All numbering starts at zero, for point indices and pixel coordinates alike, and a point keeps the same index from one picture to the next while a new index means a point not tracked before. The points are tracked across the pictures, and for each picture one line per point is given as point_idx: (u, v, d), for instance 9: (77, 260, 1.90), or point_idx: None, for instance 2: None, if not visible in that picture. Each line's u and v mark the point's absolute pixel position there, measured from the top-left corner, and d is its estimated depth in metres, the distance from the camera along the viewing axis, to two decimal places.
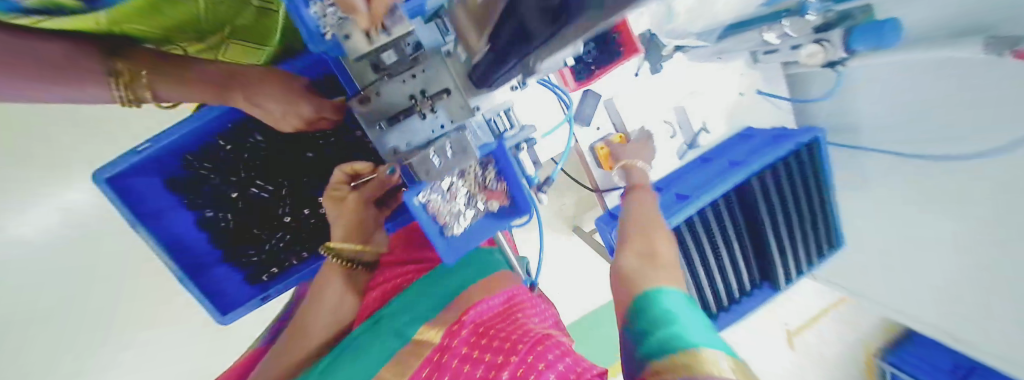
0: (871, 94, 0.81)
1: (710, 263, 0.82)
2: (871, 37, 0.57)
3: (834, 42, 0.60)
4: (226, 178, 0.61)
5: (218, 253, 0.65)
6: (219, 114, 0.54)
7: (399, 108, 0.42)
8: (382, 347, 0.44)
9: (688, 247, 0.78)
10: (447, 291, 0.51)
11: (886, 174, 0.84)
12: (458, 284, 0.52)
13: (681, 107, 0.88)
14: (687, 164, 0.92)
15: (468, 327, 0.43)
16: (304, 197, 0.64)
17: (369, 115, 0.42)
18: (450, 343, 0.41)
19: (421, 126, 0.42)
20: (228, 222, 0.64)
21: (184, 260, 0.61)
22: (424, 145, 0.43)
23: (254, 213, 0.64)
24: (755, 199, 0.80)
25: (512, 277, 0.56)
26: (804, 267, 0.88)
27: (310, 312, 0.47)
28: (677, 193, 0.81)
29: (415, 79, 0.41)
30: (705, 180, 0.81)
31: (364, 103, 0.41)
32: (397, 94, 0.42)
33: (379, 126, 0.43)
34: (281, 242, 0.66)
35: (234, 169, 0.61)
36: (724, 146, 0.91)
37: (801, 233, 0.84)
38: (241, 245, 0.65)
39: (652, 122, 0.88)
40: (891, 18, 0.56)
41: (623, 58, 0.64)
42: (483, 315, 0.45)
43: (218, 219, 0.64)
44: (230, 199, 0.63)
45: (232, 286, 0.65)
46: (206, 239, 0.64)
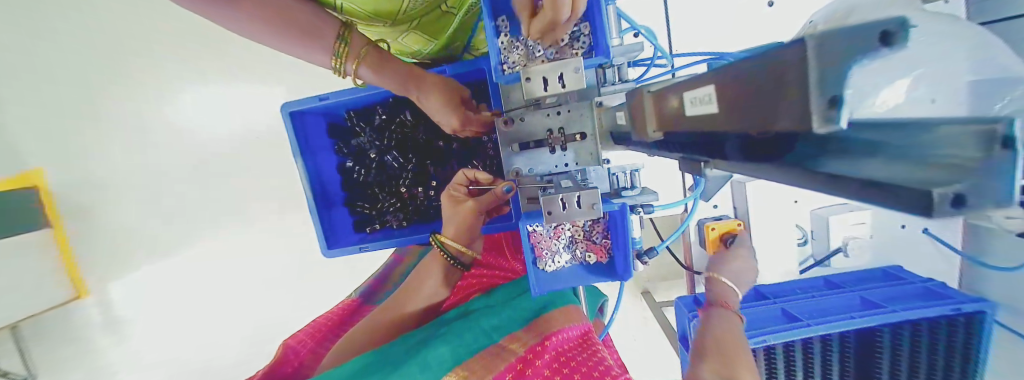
0: None
1: None
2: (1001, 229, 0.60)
3: None
4: (370, 140, 0.73)
5: (345, 195, 0.78)
6: (388, 91, 0.67)
7: (535, 137, 0.46)
8: (470, 336, 0.51)
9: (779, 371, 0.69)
10: (530, 308, 0.56)
11: None
12: (536, 305, 0.56)
13: (819, 215, 0.79)
14: (803, 278, 0.81)
15: (544, 365, 0.47)
16: (424, 175, 0.74)
17: (506, 137, 0.47)
18: (534, 361, 0.47)
19: (548, 158, 0.47)
20: (358, 175, 0.76)
21: (319, 191, 0.75)
22: (546, 178, 0.47)
23: (381, 174, 0.75)
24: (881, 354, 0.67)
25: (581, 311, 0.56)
26: None
27: (413, 289, 0.56)
28: (786, 309, 0.72)
29: (559, 116, 0.45)
30: (826, 309, 0.70)
31: (509, 124, 0.46)
32: (537, 127, 0.46)
33: (511, 149, 0.47)
34: (392, 205, 0.75)
35: (380, 136, 0.73)
36: (856, 275, 0.79)
37: None
38: (361, 195, 0.77)
39: (778, 220, 0.81)
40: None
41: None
42: (557, 354, 0.48)
43: (354, 170, 0.76)
44: (366, 157, 0.75)
45: (345, 224, 0.78)
46: (340, 180, 0.78)
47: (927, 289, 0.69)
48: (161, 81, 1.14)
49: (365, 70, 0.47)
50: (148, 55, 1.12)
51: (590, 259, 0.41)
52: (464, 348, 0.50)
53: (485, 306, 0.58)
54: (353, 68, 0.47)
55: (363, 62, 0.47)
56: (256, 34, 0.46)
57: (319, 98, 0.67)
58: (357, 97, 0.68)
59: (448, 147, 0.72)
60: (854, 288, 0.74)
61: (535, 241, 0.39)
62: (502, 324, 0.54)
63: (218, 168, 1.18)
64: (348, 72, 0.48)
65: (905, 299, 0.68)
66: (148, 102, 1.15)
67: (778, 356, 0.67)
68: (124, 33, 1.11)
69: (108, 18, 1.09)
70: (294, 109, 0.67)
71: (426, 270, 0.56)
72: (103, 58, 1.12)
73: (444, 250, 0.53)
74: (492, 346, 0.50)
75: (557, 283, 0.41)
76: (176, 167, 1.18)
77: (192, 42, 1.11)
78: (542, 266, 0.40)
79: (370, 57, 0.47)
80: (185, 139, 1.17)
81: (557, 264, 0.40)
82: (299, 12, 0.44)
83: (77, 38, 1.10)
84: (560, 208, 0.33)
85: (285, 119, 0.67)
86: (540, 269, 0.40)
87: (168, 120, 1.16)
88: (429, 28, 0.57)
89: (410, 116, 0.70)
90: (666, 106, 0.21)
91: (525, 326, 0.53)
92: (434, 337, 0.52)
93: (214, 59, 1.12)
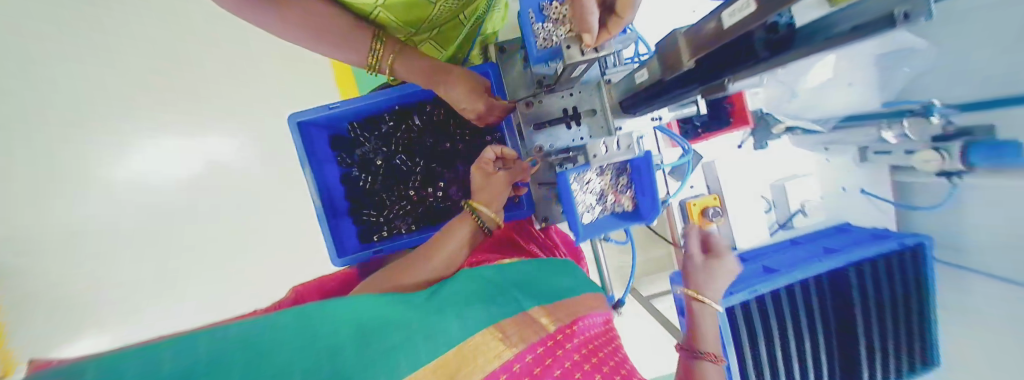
0: (980, 214, 0.73)
1: (786, 347, 0.78)
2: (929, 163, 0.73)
3: (954, 153, 0.64)
4: (377, 147, 0.76)
5: (350, 206, 0.79)
6: (395, 97, 0.71)
7: (551, 117, 0.52)
8: (504, 300, 0.51)
9: (770, 320, 0.77)
10: (555, 289, 0.58)
11: (986, 300, 0.74)
12: (552, 285, 0.59)
13: (780, 185, 0.92)
14: (772, 243, 0.93)
15: (573, 349, 0.46)
16: (432, 178, 0.77)
17: (527, 117, 0.52)
18: (564, 342, 0.46)
19: (565, 134, 0.53)
20: (365, 184, 0.78)
21: (326, 202, 0.75)
22: (563, 151, 0.54)
23: (389, 179, 0.77)
24: (853, 295, 0.77)
25: (604, 300, 0.62)
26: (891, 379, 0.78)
27: (436, 246, 0.60)
28: (765, 266, 0.83)
29: (571, 97, 0.52)
30: (798, 261, 0.81)
31: (529, 107, 0.52)
32: (553, 106, 0.53)
33: (528, 130, 0.53)
34: (402, 209, 0.77)
35: (386, 143, 0.76)
36: (817, 235, 0.91)
37: (895, 345, 0.77)
38: (367, 203, 0.78)
39: (748, 192, 0.92)
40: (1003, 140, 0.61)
41: (732, 126, 0.87)
42: (584, 344, 0.48)
43: (360, 179, 0.78)
44: (373, 165, 0.77)
45: (351, 234, 0.77)
46: (344, 191, 0.79)
47: (874, 233, 0.82)
48: (133, 112, 1.09)
49: (399, 67, 0.51)
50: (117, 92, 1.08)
51: (620, 205, 0.47)
52: (498, 309, 0.48)
53: (492, 281, 0.55)
54: (388, 68, 0.52)
55: (397, 60, 0.51)
56: (283, 34, 0.46)
57: (327, 107, 0.69)
58: (364, 105, 0.71)
59: (454, 148, 0.76)
60: (816, 242, 0.86)
61: (575, 186, 0.43)
62: (532, 296, 0.54)
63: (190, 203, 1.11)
64: (382, 69, 0.52)
65: (860, 243, 0.80)
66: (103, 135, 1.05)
67: (764, 304, 0.76)
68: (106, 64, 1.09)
69: (81, 47, 1.06)
70: (301, 119, 0.69)
71: (449, 233, 0.60)
72: (62, 84, 1.04)
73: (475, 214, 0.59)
74: (523, 314, 0.48)
75: (591, 226, 0.46)
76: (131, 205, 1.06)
77: (187, 78, 1.15)
78: (580, 213, 0.44)
79: (406, 48, 0.51)
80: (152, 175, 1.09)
81: (587, 212, 0.45)
82: (339, 23, 0.47)
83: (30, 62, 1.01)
84: (602, 152, 0.39)
85: (292, 129, 0.68)
86: (579, 215, 0.44)
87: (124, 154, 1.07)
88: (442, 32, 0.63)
89: (419, 121, 0.74)
90: (702, 35, 0.27)
91: (554, 302, 0.54)
92: (466, 296, 0.50)
93: (204, 93, 1.14)
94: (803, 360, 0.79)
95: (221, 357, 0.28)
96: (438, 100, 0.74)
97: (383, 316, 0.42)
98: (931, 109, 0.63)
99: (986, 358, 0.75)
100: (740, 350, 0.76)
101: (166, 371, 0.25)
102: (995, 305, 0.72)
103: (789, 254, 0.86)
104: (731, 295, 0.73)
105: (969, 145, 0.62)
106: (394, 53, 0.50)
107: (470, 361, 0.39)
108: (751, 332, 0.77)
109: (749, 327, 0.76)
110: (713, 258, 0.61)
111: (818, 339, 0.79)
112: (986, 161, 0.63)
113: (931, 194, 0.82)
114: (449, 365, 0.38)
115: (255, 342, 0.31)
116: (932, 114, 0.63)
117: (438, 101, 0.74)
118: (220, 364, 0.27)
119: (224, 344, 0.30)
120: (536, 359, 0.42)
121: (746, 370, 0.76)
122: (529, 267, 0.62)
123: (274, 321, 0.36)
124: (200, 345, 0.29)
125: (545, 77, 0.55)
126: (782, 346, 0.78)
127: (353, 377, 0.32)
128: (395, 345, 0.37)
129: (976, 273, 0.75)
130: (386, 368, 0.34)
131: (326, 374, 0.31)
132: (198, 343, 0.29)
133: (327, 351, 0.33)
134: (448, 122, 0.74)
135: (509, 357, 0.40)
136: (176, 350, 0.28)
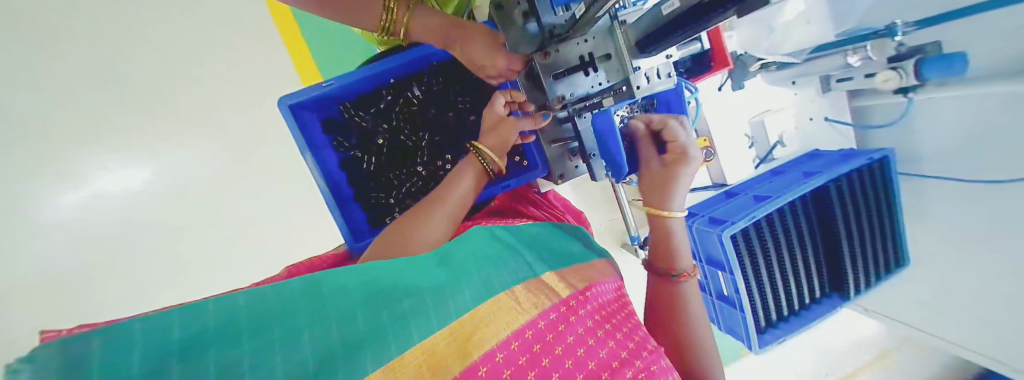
0: (929, 126, 0.84)
1: (783, 265, 0.87)
2: (942, 70, 0.68)
3: (907, 71, 0.72)
4: (378, 125, 0.74)
5: (355, 192, 0.75)
6: (390, 69, 0.69)
7: (569, 65, 0.54)
8: (516, 266, 0.52)
9: (767, 242, 0.85)
10: (565, 256, 0.61)
11: (943, 195, 0.85)
12: (555, 252, 0.61)
13: (760, 121, 0.97)
14: (757, 175, 1.01)
15: (586, 316, 0.47)
16: (438, 151, 0.75)
17: (546, 68, 0.54)
18: (578, 309, 0.47)
19: (584, 81, 0.55)
20: (368, 166, 0.75)
21: (331, 189, 0.71)
22: (582, 99, 0.57)
23: (394, 157, 0.75)
24: (833, 209, 0.86)
25: (612, 266, 0.64)
26: (873, 282, 0.89)
27: (434, 203, 0.61)
28: (756, 195, 0.90)
29: (587, 43, 0.52)
30: (784, 187, 0.88)
31: (546, 56, 0.53)
32: (570, 55, 0.53)
33: (549, 80, 0.55)
34: (412, 187, 0.75)
35: (386, 120, 0.74)
36: (795, 161, 1.00)
37: (871, 249, 0.87)
38: (373, 185, 0.75)
39: (732, 132, 0.98)
40: (961, 53, 0.65)
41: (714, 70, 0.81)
42: (597, 310, 0.49)
43: (363, 161, 0.75)
44: (375, 143, 0.75)
45: (362, 219, 0.74)
46: (346, 177, 0.75)
47: (844, 153, 0.91)
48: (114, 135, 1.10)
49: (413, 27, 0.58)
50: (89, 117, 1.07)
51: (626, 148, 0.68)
52: (511, 277, 0.49)
53: (495, 245, 0.56)
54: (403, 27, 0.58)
55: (412, 17, 0.57)
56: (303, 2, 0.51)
57: (319, 85, 0.65)
58: (357, 80, 0.68)
59: (458, 117, 0.75)
60: (797, 167, 0.95)
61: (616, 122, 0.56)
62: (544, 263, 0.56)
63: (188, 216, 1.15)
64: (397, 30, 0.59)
65: (834, 163, 0.89)
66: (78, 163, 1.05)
67: (760, 229, 0.84)
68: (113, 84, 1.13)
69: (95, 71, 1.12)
70: (292, 102, 0.64)
71: (461, 175, 0.64)
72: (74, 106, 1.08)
73: (479, 154, 0.64)
74: (537, 279, 0.50)
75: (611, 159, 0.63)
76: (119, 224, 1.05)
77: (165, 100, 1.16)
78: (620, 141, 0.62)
79: (418, 4, 0.57)
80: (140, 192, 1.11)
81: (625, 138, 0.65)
82: None
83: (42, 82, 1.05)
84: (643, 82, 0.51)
85: (284, 114, 0.64)
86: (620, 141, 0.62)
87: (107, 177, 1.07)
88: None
89: (419, 92, 0.73)
90: None
91: (566, 267, 0.57)
92: (480, 260, 0.50)
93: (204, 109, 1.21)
94: (794, 274, 0.89)
95: (241, 318, 0.30)
96: (434, 68, 0.72)
97: (402, 279, 0.42)
98: (893, 30, 0.71)
99: (943, 246, 0.88)
100: (744, 274, 0.84)
101: (188, 328, 0.27)
102: (951, 198, 0.84)
103: (774, 182, 0.94)
104: (734, 225, 0.79)
105: (920, 61, 0.69)
106: (407, 10, 0.57)
107: (482, 328, 0.39)
108: (751, 255, 0.84)
109: (749, 250, 0.84)
110: (674, 163, 0.60)
111: (806, 254, 0.88)
112: (936, 77, 0.69)
113: (890, 110, 0.91)
114: (462, 331, 0.38)
115: (280, 303, 0.33)
116: (895, 33, 0.71)
117: (437, 69, 0.72)
118: (227, 343, 0.27)
119: (244, 304, 0.31)
120: (549, 326, 0.43)
121: (751, 289, 0.85)
122: (540, 231, 0.67)
123: (284, 286, 0.35)
124: (211, 313, 0.29)
125: (557, 27, 0.55)
126: (770, 264, 0.86)
127: (365, 343, 0.33)
128: (408, 310, 0.37)
129: (937, 179, 0.86)
130: (397, 334, 0.34)
131: (340, 341, 0.32)
132: (209, 309, 0.29)
133: (335, 326, 0.33)
134: (451, 90, 0.73)
135: (519, 325, 0.41)
136: (191, 315, 0.28)
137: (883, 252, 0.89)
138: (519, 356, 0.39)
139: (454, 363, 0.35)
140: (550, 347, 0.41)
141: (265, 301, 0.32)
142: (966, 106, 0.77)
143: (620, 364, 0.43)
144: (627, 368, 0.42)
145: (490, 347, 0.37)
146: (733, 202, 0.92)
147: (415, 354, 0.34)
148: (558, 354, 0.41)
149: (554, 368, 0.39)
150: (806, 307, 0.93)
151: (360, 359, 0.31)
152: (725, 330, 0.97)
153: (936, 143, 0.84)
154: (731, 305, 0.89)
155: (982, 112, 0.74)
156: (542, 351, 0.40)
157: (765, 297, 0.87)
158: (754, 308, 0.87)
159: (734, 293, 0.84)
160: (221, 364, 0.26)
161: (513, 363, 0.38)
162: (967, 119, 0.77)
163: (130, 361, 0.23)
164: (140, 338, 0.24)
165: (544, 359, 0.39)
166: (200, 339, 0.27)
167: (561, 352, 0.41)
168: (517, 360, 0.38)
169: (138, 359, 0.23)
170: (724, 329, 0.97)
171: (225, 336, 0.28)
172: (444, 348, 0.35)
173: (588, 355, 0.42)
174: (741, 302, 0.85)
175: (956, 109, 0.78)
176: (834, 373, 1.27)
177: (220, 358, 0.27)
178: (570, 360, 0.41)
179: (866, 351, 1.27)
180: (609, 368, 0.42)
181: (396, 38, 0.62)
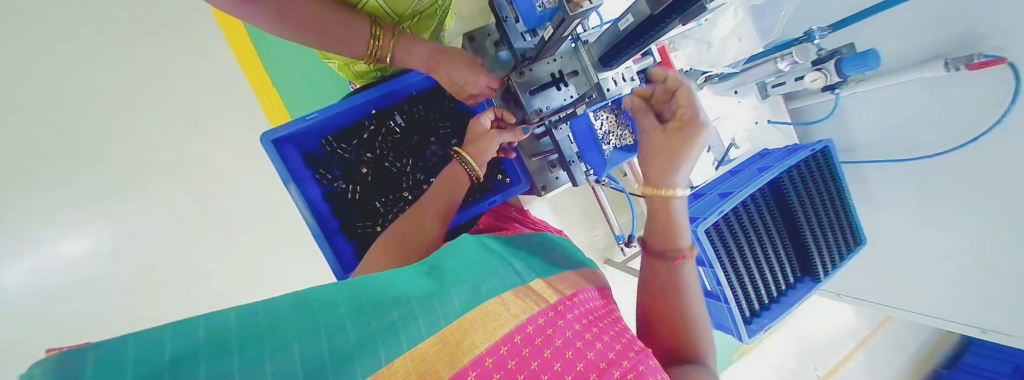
0: (860, 116, 0.99)
1: (757, 256, 0.93)
2: (858, 65, 0.79)
3: (830, 70, 0.84)
4: (361, 155, 0.77)
5: (340, 223, 0.75)
6: (370, 101, 0.73)
7: (542, 81, 0.60)
8: (504, 273, 0.52)
9: (736, 233, 0.91)
10: (554, 263, 0.63)
11: (883, 175, 0.97)
12: (541, 260, 0.62)
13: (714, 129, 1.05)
14: (719, 176, 1.09)
15: (574, 319, 0.46)
16: (422, 174, 0.79)
17: (523, 85, 0.59)
18: (565, 312, 0.47)
19: (557, 95, 0.61)
20: (353, 195, 0.76)
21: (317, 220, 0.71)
22: (557, 111, 0.61)
23: (380, 184, 0.77)
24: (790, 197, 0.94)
25: (599, 275, 0.66)
26: (838, 262, 0.96)
27: (424, 212, 0.63)
28: (720, 193, 0.96)
29: (555, 62, 0.60)
30: (742, 183, 0.95)
31: (522, 76, 0.59)
32: (541, 73, 0.60)
33: (527, 95, 0.60)
34: (398, 211, 0.77)
35: (369, 149, 0.77)
36: (747, 161, 1.10)
37: (833, 230, 0.95)
38: (359, 212, 0.75)
39: None
40: (873, 50, 0.77)
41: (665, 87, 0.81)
42: (584, 314, 0.49)
43: (346, 191, 0.76)
44: (359, 174, 0.77)
45: (350, 248, 0.74)
46: (330, 208, 0.75)
47: (788, 149, 1.02)
48: (86, 199, 1.12)
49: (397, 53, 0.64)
50: (59, 187, 1.10)
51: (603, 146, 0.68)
52: (500, 283, 0.49)
53: (480, 255, 0.55)
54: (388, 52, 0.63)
55: (397, 46, 0.63)
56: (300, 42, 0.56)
57: (301, 120, 0.67)
58: (340, 113, 0.71)
59: (440, 141, 0.80)
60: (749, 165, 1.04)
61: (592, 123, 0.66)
62: (532, 271, 0.56)
63: (166, 274, 1.18)
64: (381, 57, 0.64)
65: (782, 158, 0.99)
66: (49, 232, 1.06)
67: (729, 222, 0.91)
68: (83, 150, 1.15)
69: (76, 137, 1.15)
70: (275, 137, 0.66)
71: (452, 179, 0.68)
72: (60, 174, 1.11)
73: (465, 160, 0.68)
74: (524, 285, 0.50)
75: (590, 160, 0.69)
76: (101, 283, 1.09)
77: (142, 164, 1.22)
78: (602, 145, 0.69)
79: (404, 32, 0.63)
80: (112, 255, 1.12)
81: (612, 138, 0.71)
82: (337, 26, 0.57)
83: (27, 152, 1.08)
84: (610, 85, 0.58)
85: (267, 149, 0.65)
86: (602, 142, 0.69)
87: (75, 244, 1.08)
88: (419, 24, 0.78)
89: (401, 121, 0.77)
90: None
91: (553, 275, 0.58)
92: (470, 267, 0.50)
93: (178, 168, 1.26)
94: (766, 263, 0.94)
95: (231, 333, 0.29)
96: (413, 97, 0.78)
97: (391, 291, 0.42)
98: (812, 35, 0.85)
99: (893, 223, 0.98)
100: (724, 267, 0.88)
101: (180, 344, 0.26)
102: (893, 177, 0.95)
103: (732, 179, 1.02)
104: (706, 219, 0.84)
105: (839, 62, 0.81)
106: (393, 37, 0.62)
107: (470, 335, 0.38)
108: (726, 248, 0.90)
109: (723, 243, 0.90)
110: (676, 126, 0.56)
111: (773, 242, 0.95)
112: (853, 71, 0.81)
113: (823, 108, 1.06)
114: (451, 337, 0.37)
115: (269, 318, 0.33)
116: (813, 38, 0.85)
117: (415, 98, 0.78)
118: (219, 361, 0.27)
119: (235, 321, 0.30)
120: (537, 329, 0.42)
121: (733, 282, 0.89)
122: (526, 242, 0.69)
123: (271, 303, 0.35)
124: (202, 326, 0.28)
125: (525, 51, 0.62)
126: (740, 255, 0.91)
127: (357, 353, 0.32)
128: (398, 319, 0.37)
129: (874, 164, 0.98)
130: (386, 343, 0.34)
131: (331, 351, 0.32)
132: (201, 321, 0.29)
133: (322, 342, 0.32)
134: (432, 116, 0.79)
135: (508, 330, 0.40)
136: (188, 328, 0.28)
137: (843, 236, 0.97)
138: (508, 360, 0.38)
139: (443, 368, 0.34)
140: (539, 351, 0.40)
141: (255, 319, 0.32)
142: (897, 93, 0.90)
143: (608, 364, 0.41)
144: (614, 368, 0.41)
145: (480, 352, 0.37)
146: (701, 201, 0.98)
147: (403, 362, 0.33)
148: (546, 358, 0.39)
149: (545, 370, 0.38)
150: (785, 294, 0.99)
151: (350, 370, 0.31)
152: (716, 325, 1.00)
153: (872, 128, 0.98)
154: (718, 300, 0.93)
155: (910, 98, 0.88)
156: (531, 354, 0.39)
157: (745, 289, 0.91)
158: (738, 300, 0.91)
159: (718, 286, 0.88)
160: (215, 376, 0.26)
161: (502, 367, 0.37)
162: (900, 104, 0.90)
163: (124, 369, 0.22)
164: (132, 352, 0.24)
165: (532, 365, 0.38)
166: (193, 355, 0.26)
167: (550, 355, 0.40)
168: (506, 363, 0.37)
169: (131, 369, 0.23)
170: (714, 325, 1.00)
171: (216, 353, 0.27)
172: (434, 354, 0.35)
173: (577, 357, 0.41)
174: (726, 296, 0.88)
175: (886, 99, 0.92)
176: (822, 367, 1.30)
177: (213, 369, 0.26)
178: (560, 366, 0.39)
179: (852, 338, 1.33)
180: (599, 369, 0.40)
181: (382, 63, 0.67)
